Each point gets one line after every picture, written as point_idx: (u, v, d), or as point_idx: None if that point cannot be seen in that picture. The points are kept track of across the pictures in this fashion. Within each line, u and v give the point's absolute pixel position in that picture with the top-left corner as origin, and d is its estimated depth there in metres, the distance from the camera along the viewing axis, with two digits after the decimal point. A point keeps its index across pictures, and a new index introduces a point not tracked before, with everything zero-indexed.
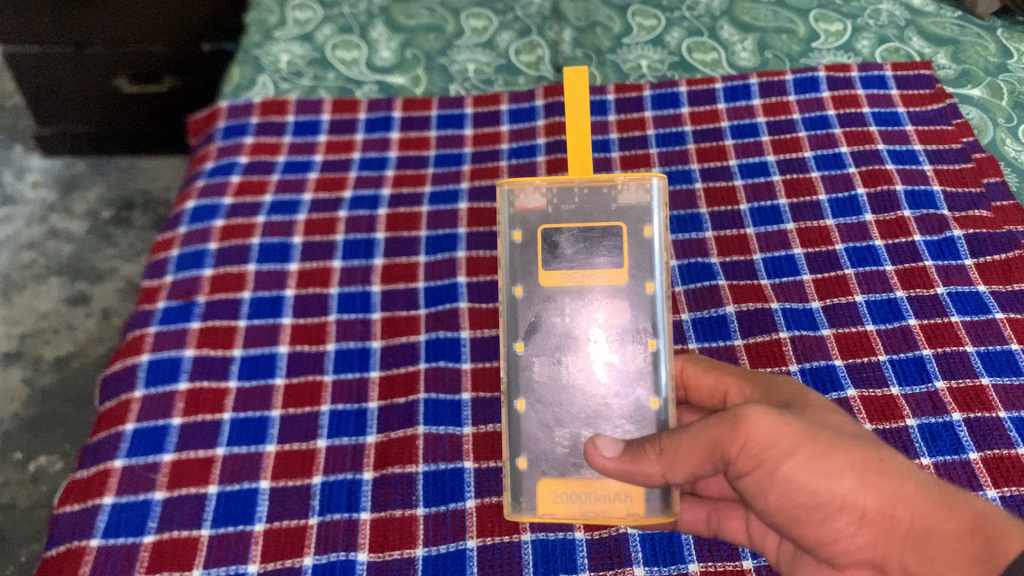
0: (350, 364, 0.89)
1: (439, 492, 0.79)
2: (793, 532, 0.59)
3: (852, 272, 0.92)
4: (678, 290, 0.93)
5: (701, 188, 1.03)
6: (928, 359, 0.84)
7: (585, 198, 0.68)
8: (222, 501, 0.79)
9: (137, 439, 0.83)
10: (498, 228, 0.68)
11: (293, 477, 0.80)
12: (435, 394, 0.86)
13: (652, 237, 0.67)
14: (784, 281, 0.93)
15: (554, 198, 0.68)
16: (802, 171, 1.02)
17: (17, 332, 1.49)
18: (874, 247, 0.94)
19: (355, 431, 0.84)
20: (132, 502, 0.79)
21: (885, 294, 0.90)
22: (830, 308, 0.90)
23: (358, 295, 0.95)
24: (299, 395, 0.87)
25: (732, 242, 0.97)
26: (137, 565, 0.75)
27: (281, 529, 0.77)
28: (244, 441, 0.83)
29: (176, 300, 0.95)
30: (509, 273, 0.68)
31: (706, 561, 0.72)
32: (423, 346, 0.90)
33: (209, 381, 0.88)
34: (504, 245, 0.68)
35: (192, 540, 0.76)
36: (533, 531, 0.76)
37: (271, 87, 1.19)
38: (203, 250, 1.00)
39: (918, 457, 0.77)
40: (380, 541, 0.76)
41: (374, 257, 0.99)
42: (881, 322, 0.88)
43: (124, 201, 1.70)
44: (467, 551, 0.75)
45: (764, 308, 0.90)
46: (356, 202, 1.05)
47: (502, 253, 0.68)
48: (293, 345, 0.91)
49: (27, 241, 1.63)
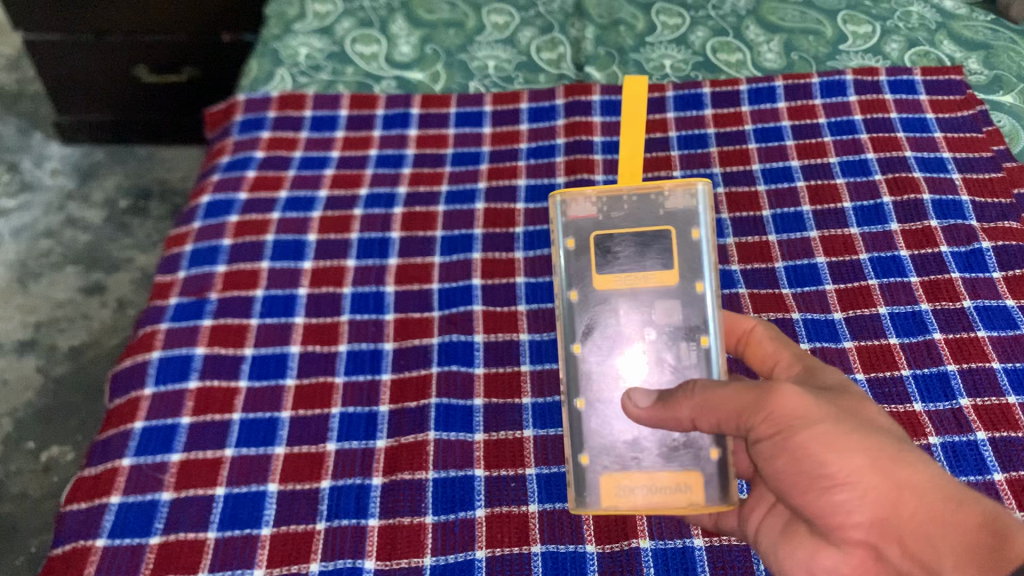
0: (362, 365, 0.88)
1: (449, 500, 0.77)
2: (790, 498, 0.58)
3: (875, 283, 0.90)
4: None
5: (723, 192, 1.01)
6: (952, 375, 0.82)
7: (634, 205, 0.67)
8: (230, 503, 0.78)
9: (146, 437, 0.83)
10: (553, 241, 0.68)
11: (302, 481, 0.79)
12: (447, 399, 0.84)
13: (700, 239, 0.66)
14: (806, 290, 0.91)
15: (604, 207, 0.68)
16: (827, 177, 1.00)
17: (32, 320, 1.49)
18: (899, 257, 0.92)
19: (366, 434, 0.83)
20: (139, 501, 0.79)
21: (909, 306, 0.88)
22: (853, 320, 0.87)
23: (371, 295, 0.94)
24: (310, 396, 0.86)
25: (753, 249, 0.95)
26: (143, 566, 0.75)
27: (288, 534, 0.76)
28: (254, 442, 0.82)
29: (188, 296, 0.94)
30: (565, 280, 0.68)
31: None
32: (436, 349, 0.89)
33: (220, 380, 0.87)
34: (559, 255, 0.68)
35: (198, 543, 0.76)
36: (544, 542, 0.74)
37: (289, 81, 1.18)
38: (217, 245, 0.99)
39: None
40: (388, 549, 0.75)
41: (389, 256, 0.98)
42: (904, 335, 0.85)
43: (141, 190, 1.70)
44: (475, 561, 0.73)
45: (785, 317, 0.88)
46: (372, 199, 1.04)
47: (558, 262, 0.68)
48: (305, 345, 0.90)
49: (44, 229, 1.63)
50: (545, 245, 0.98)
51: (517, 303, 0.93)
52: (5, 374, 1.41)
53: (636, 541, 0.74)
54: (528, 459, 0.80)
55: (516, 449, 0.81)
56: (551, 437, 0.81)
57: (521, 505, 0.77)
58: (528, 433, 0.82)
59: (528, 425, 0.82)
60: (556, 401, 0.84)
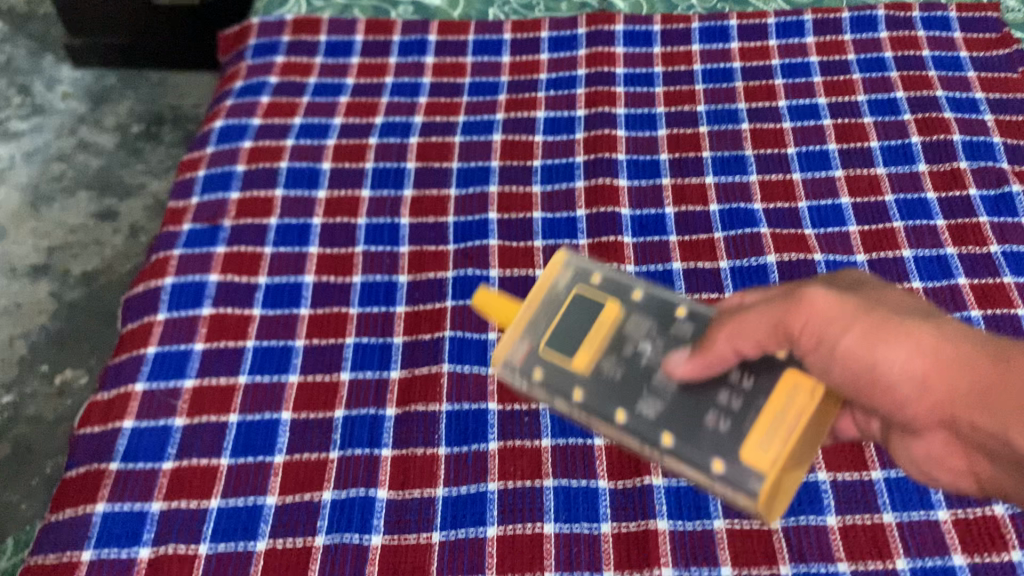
0: (377, 297, 0.88)
1: (462, 432, 0.78)
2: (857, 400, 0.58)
3: (900, 226, 0.88)
4: (718, 236, 0.90)
5: (747, 129, 0.98)
6: (976, 320, 0.81)
7: (541, 307, 0.65)
8: (243, 432, 0.79)
9: (159, 362, 0.84)
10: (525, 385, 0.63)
11: (316, 410, 0.80)
12: (461, 331, 0.84)
13: (602, 274, 0.66)
14: (829, 232, 0.89)
15: (524, 333, 0.64)
16: (855, 116, 0.97)
17: (45, 245, 1.49)
18: (926, 201, 0.90)
19: (380, 365, 0.83)
20: (153, 427, 0.80)
21: (934, 250, 0.86)
22: (876, 262, 0.86)
23: (386, 227, 0.93)
24: (323, 325, 0.86)
25: (777, 188, 0.93)
26: (156, 491, 0.76)
27: (301, 463, 0.77)
28: (268, 369, 0.83)
29: (201, 223, 0.94)
30: (562, 392, 0.62)
31: (733, 518, 0.72)
32: (451, 283, 0.88)
33: (233, 308, 0.87)
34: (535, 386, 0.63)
35: (211, 469, 0.77)
36: (556, 476, 0.75)
37: (304, 5, 1.15)
38: (231, 172, 0.98)
39: None
40: (402, 479, 0.76)
41: (404, 187, 0.96)
42: (927, 279, 0.84)
43: (154, 115, 1.67)
44: (487, 494, 0.75)
45: (807, 259, 0.87)
46: (387, 128, 1.02)
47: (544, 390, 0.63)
48: (319, 275, 0.89)
49: (56, 153, 1.61)
50: (563, 179, 0.96)
51: (534, 238, 0.92)
52: (18, 298, 1.42)
53: (649, 478, 0.75)
54: None
55: None
56: None
57: (534, 439, 0.77)
58: None
59: None
60: None
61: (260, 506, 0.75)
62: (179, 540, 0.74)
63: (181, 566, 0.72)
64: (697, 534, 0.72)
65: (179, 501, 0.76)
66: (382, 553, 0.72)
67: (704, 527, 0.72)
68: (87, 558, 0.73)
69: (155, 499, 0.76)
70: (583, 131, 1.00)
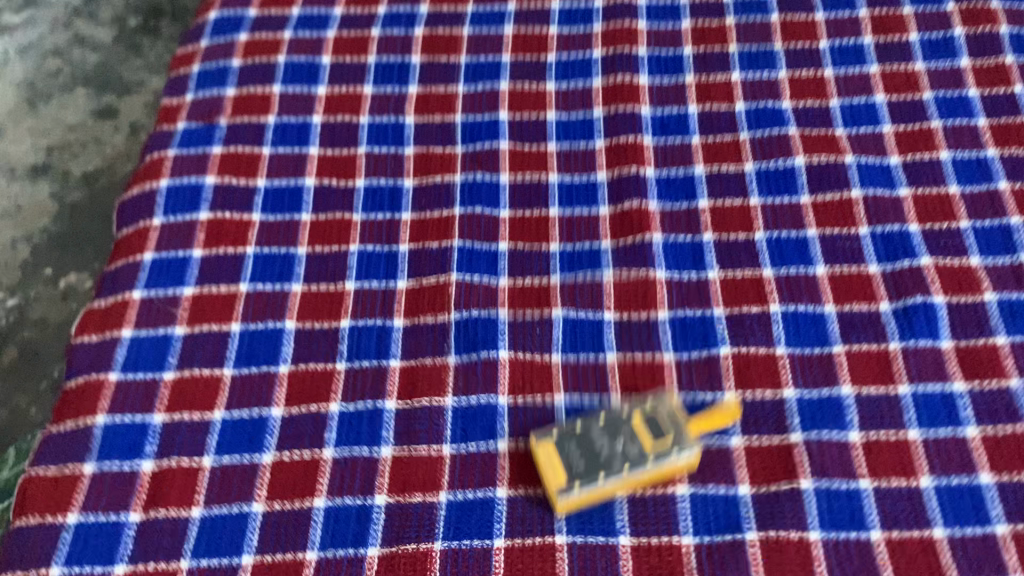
0: (381, 203, 0.86)
1: (471, 340, 0.78)
2: None
3: (938, 124, 0.86)
4: (743, 137, 0.88)
5: (778, 19, 0.95)
6: (1015, 229, 0.79)
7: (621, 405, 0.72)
8: (247, 341, 0.78)
9: (156, 270, 0.83)
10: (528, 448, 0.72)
11: (321, 319, 0.80)
12: (470, 241, 0.83)
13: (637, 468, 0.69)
14: (861, 132, 0.87)
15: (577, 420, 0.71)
16: (894, 6, 0.95)
17: (44, 144, 1.43)
18: (967, 99, 0.88)
19: (386, 274, 0.82)
20: (152, 335, 0.79)
21: (975, 153, 0.84)
22: (910, 166, 0.84)
23: (390, 126, 0.91)
24: (326, 232, 0.85)
25: (808, 84, 0.91)
26: (158, 403, 0.76)
27: (306, 372, 0.77)
28: (270, 277, 0.82)
29: (195, 121, 0.92)
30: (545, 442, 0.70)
31: (752, 434, 0.72)
32: (458, 188, 0.87)
33: (232, 212, 0.86)
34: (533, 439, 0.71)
35: (214, 379, 0.77)
36: (568, 391, 0.75)
37: None
38: (227, 67, 0.96)
39: (994, 334, 0.74)
40: (410, 389, 0.76)
41: (408, 83, 0.94)
42: (966, 184, 0.82)
43: (152, 8, 1.58)
44: (497, 408, 0.74)
45: (838, 162, 0.85)
46: (390, 19, 0.99)
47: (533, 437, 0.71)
48: (320, 178, 0.88)
49: (52, 47, 1.54)
50: (579, 76, 0.94)
51: (547, 139, 0.90)
52: (18, 200, 1.36)
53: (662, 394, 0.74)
54: (555, 300, 0.80)
55: (546, 294, 0.80)
56: (582, 282, 0.81)
57: (544, 354, 0.77)
58: (555, 280, 0.81)
59: (556, 271, 0.81)
60: (586, 248, 0.83)
61: (266, 417, 0.75)
62: (183, 452, 0.73)
63: (185, 480, 0.72)
64: (713, 452, 0.71)
65: (182, 413, 0.75)
66: (391, 466, 0.72)
67: (721, 442, 0.72)
68: (88, 471, 0.73)
69: (157, 411, 0.75)
70: (601, 23, 0.98)
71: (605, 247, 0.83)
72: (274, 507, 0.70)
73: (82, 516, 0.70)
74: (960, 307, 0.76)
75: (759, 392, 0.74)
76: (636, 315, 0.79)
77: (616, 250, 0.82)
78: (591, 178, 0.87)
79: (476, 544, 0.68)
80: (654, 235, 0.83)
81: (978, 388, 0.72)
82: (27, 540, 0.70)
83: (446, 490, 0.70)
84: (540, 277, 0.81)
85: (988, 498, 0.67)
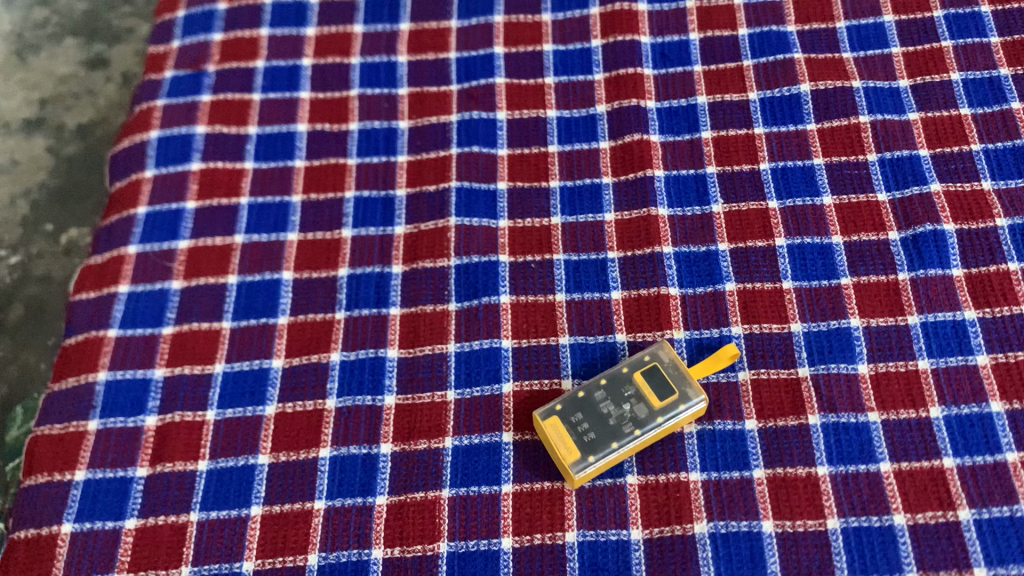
0: (376, 146, 0.81)
1: (472, 286, 0.73)
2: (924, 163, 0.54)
3: (949, 45, 0.79)
4: (747, 64, 0.81)
5: None
6: None
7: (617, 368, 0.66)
8: (244, 293, 0.74)
9: (151, 224, 0.79)
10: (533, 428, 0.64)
11: (319, 269, 0.75)
12: (468, 182, 0.78)
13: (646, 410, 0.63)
14: (869, 55, 0.80)
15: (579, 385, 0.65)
16: None
17: None
18: (979, 15, 0.81)
19: (383, 220, 0.77)
20: (149, 291, 0.75)
21: (986, 72, 0.77)
22: (920, 89, 0.78)
23: (382, 66, 0.86)
24: (321, 179, 0.80)
25: (813, 6, 0.84)
26: (158, 357, 0.72)
27: (306, 324, 0.73)
28: (265, 228, 0.78)
29: (183, 69, 0.87)
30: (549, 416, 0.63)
31: (760, 368, 0.67)
32: (455, 129, 0.82)
33: (224, 162, 0.81)
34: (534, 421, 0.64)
35: (214, 333, 0.73)
36: (572, 333, 0.70)
37: None
38: (212, 10, 0.91)
39: (1006, 262, 0.68)
40: (412, 337, 0.71)
41: (400, 21, 0.89)
42: (978, 105, 0.76)
43: None
44: (501, 350, 0.70)
45: (845, 87, 0.78)
46: None
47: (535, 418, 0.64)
48: (313, 123, 0.83)
49: None
50: (577, 5, 0.88)
51: (545, 74, 0.84)
52: (15, 154, 1.10)
53: (670, 333, 0.69)
54: (556, 245, 0.74)
55: (546, 236, 0.75)
56: (581, 224, 0.75)
57: (548, 294, 0.72)
58: (556, 221, 0.76)
59: (556, 210, 0.76)
60: (587, 184, 0.77)
61: (266, 369, 0.71)
62: (185, 408, 0.69)
63: (190, 434, 0.68)
64: (721, 387, 0.67)
65: (182, 367, 0.71)
66: (396, 414, 0.68)
67: (728, 380, 0.67)
68: (93, 428, 0.69)
69: (157, 366, 0.71)
70: None
71: (606, 183, 0.77)
72: (279, 459, 0.67)
73: (90, 472, 0.67)
74: (971, 234, 0.70)
75: (765, 327, 0.68)
76: (639, 251, 0.73)
77: (615, 187, 0.77)
78: (589, 113, 0.81)
79: (483, 492, 0.64)
80: (656, 170, 0.77)
81: (990, 316, 0.66)
82: (36, 498, 0.67)
83: (452, 435, 0.67)
84: (542, 219, 0.76)
85: (999, 427, 0.62)
